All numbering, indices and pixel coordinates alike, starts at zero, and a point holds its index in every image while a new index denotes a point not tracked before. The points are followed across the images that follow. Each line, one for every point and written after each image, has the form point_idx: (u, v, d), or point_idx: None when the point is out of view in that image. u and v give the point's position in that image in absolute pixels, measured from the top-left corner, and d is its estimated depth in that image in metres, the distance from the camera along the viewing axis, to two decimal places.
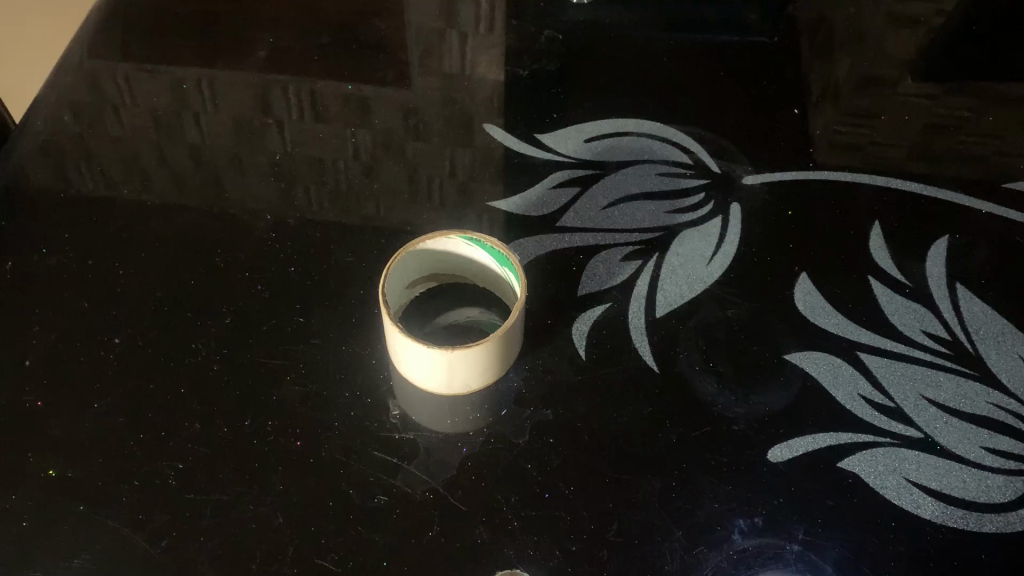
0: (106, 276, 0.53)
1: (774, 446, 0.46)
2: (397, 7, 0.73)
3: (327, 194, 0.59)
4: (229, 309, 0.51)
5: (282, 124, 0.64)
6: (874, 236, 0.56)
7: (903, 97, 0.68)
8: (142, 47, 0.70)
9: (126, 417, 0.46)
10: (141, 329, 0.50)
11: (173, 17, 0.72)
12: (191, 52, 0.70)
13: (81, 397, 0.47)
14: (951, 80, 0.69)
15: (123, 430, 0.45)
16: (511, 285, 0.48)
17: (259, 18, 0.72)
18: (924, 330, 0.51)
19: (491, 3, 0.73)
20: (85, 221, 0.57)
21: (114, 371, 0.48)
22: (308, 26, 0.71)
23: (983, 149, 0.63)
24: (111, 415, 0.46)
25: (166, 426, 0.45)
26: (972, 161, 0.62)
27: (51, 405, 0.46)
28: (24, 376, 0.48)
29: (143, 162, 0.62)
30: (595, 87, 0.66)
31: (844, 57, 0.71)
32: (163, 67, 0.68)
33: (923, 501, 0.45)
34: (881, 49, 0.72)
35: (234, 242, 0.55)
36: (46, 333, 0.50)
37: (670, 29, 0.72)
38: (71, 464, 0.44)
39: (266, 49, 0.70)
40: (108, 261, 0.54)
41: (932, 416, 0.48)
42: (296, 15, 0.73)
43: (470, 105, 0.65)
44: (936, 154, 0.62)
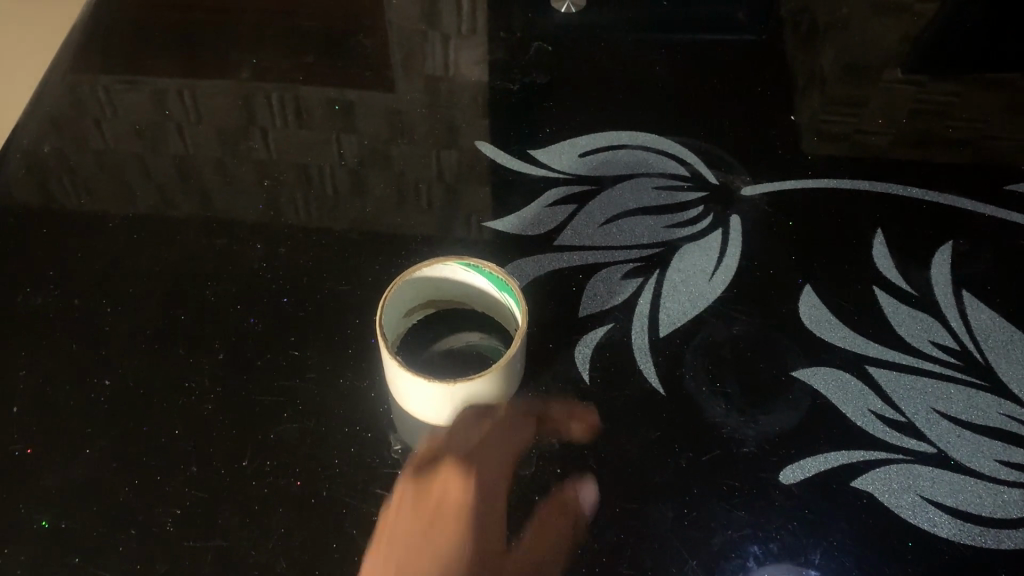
0: (93, 313, 0.52)
1: (784, 467, 0.45)
2: (379, 11, 0.72)
3: (316, 213, 0.57)
4: (222, 344, 0.50)
5: (265, 139, 0.63)
6: (878, 245, 0.55)
7: (886, 84, 0.67)
8: (122, 64, 0.68)
9: (120, 463, 0.45)
10: (132, 368, 0.49)
11: (150, 30, 0.71)
12: (167, 64, 0.68)
13: (74, 442, 0.45)
14: (944, 70, 0.68)
15: (117, 476, 0.44)
16: (511, 310, 0.47)
17: (236, 27, 0.71)
18: (933, 341, 0.50)
19: (473, 6, 0.72)
20: (69, 255, 0.55)
21: (105, 414, 0.47)
22: (288, 34, 0.70)
23: (968, 134, 0.63)
24: (104, 460, 0.45)
25: (162, 470, 0.44)
26: (968, 155, 0.61)
27: (42, 453, 0.45)
28: (12, 423, 0.46)
29: (123, 185, 0.60)
30: (585, 96, 0.65)
31: (837, 51, 0.70)
32: (139, 81, 0.67)
33: (939, 519, 0.44)
34: (876, 39, 0.70)
35: (224, 270, 0.54)
36: (33, 376, 0.48)
37: (658, 29, 0.70)
38: (65, 514, 0.43)
39: (247, 61, 0.68)
40: (95, 297, 0.53)
41: (944, 430, 0.47)
42: (278, 23, 0.71)
43: (460, 116, 0.63)
44: (926, 144, 0.62)
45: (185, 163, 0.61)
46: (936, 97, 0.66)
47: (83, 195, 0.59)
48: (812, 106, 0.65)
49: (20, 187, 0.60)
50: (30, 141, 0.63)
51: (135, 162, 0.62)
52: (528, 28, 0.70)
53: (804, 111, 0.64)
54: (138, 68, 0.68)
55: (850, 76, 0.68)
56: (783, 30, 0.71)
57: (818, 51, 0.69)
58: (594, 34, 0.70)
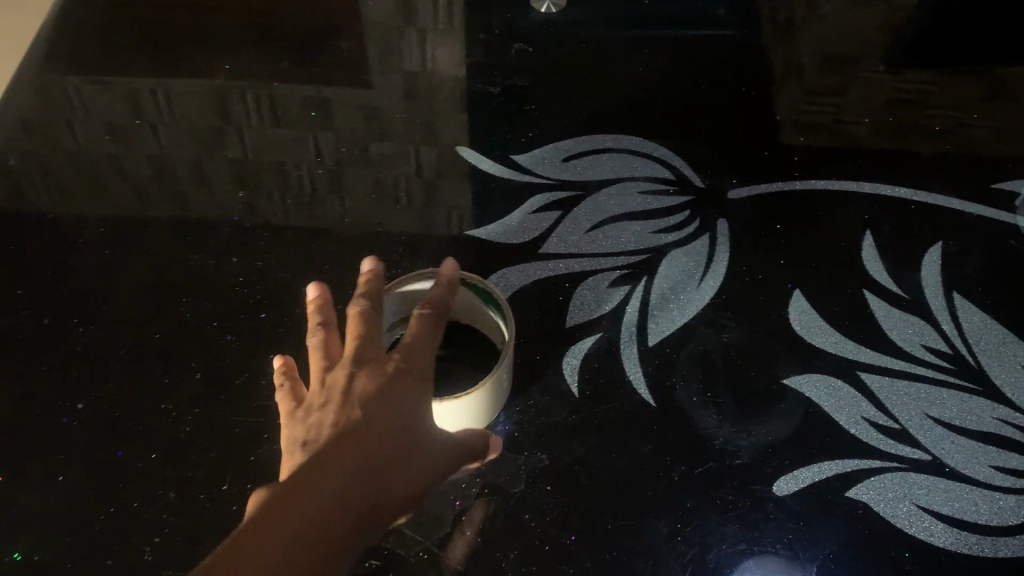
0: (65, 332, 0.50)
1: (778, 478, 0.44)
2: (355, 7, 0.70)
3: (294, 220, 0.56)
4: (199, 363, 0.48)
5: (239, 143, 0.61)
6: (867, 247, 0.54)
7: (863, 72, 0.66)
8: (92, 63, 0.66)
9: (96, 491, 0.44)
10: (106, 391, 0.47)
11: (117, 26, 0.68)
12: (135, 61, 0.66)
13: (48, 471, 0.44)
14: (929, 60, 0.67)
15: (93, 505, 0.43)
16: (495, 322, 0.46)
17: (207, 23, 0.69)
18: (925, 345, 0.50)
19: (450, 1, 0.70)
20: (39, 270, 0.54)
21: (80, 440, 0.46)
22: (260, 31, 0.68)
23: (943, 123, 0.62)
24: (80, 488, 0.44)
25: (140, 497, 0.43)
26: (944, 144, 0.61)
27: (15, 482, 0.44)
28: None
29: (93, 193, 0.58)
30: (566, 97, 0.64)
31: (823, 39, 0.68)
32: (107, 81, 0.65)
33: (936, 528, 0.43)
34: (863, 28, 0.69)
35: (200, 284, 0.52)
36: (4, 400, 0.47)
37: (639, 25, 0.69)
38: (40, 546, 0.42)
39: (220, 59, 0.66)
40: (66, 315, 0.51)
41: (939, 437, 0.46)
42: (250, 20, 0.69)
43: (439, 118, 0.62)
44: (902, 136, 0.61)
45: (157, 169, 0.60)
46: (925, 87, 0.65)
47: (52, 206, 0.58)
48: (799, 102, 0.63)
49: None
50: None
51: (105, 169, 0.60)
52: (507, 26, 0.68)
53: (790, 107, 0.63)
54: (108, 67, 0.65)
55: (838, 66, 0.66)
56: (768, 23, 0.69)
57: (804, 41, 0.68)
58: (574, 32, 0.68)
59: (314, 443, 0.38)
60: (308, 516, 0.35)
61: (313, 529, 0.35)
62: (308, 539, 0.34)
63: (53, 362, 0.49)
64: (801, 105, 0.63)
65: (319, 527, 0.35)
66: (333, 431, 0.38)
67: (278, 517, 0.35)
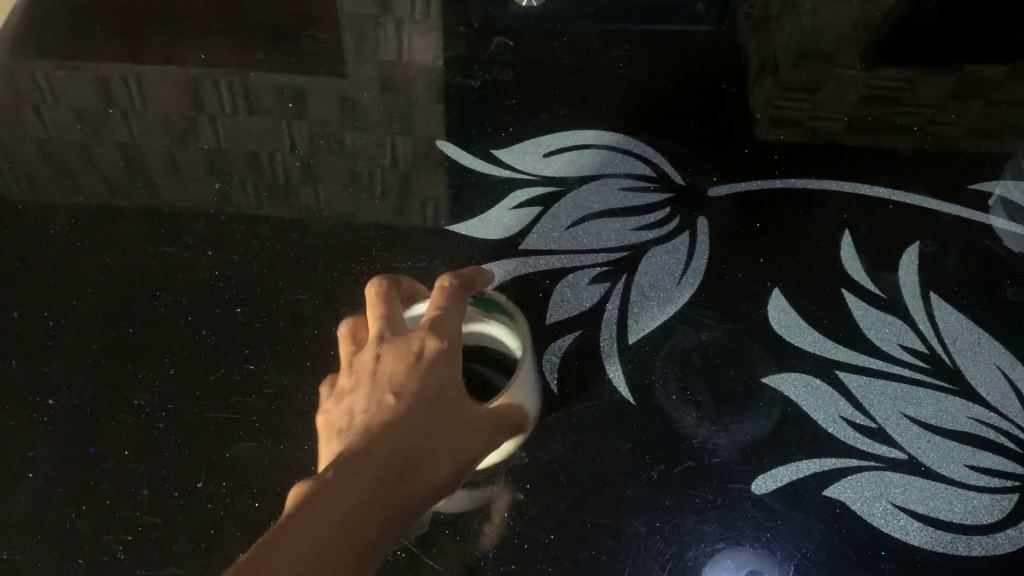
0: (34, 326, 0.49)
1: (756, 478, 0.44)
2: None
3: (270, 213, 0.55)
4: (173, 358, 0.48)
5: (214, 133, 0.60)
6: (846, 247, 0.55)
7: (839, 68, 0.66)
8: (62, 47, 0.64)
9: (67, 488, 0.43)
10: (77, 387, 0.47)
11: (88, 11, 0.67)
12: (106, 47, 0.64)
13: (18, 469, 0.44)
14: (909, 55, 0.66)
15: (63, 503, 0.42)
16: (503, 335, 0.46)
17: (180, 9, 0.67)
18: (902, 344, 0.50)
19: None
20: (7, 263, 0.53)
21: (50, 437, 0.45)
22: (235, 17, 0.67)
23: (917, 118, 0.63)
24: (50, 485, 0.43)
25: (112, 495, 0.43)
26: (917, 140, 0.61)
27: None
28: None
29: (62, 184, 0.57)
30: (546, 93, 0.63)
31: (804, 35, 0.68)
32: (77, 67, 0.63)
33: (912, 527, 0.43)
34: (842, 24, 0.69)
35: (174, 277, 0.52)
36: None
37: (619, 19, 0.69)
38: (8, 544, 0.41)
39: (193, 45, 0.65)
40: (35, 309, 0.50)
41: (915, 436, 0.46)
42: (225, 7, 0.68)
43: (417, 110, 0.61)
44: (878, 134, 0.61)
45: (130, 158, 0.59)
46: (904, 86, 0.65)
47: (22, 196, 0.57)
48: (780, 100, 0.63)
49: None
50: None
51: (77, 158, 0.59)
52: (486, 19, 0.68)
53: (770, 104, 0.63)
54: (79, 51, 0.64)
55: (818, 64, 0.66)
56: (747, 21, 0.70)
57: (785, 38, 0.68)
58: (554, 26, 0.68)
59: (346, 431, 0.38)
60: (347, 493, 0.34)
61: (347, 511, 0.34)
62: (348, 518, 0.34)
63: (23, 357, 0.48)
64: (782, 103, 0.63)
65: (358, 509, 0.34)
66: (365, 417, 0.38)
67: (315, 495, 0.34)
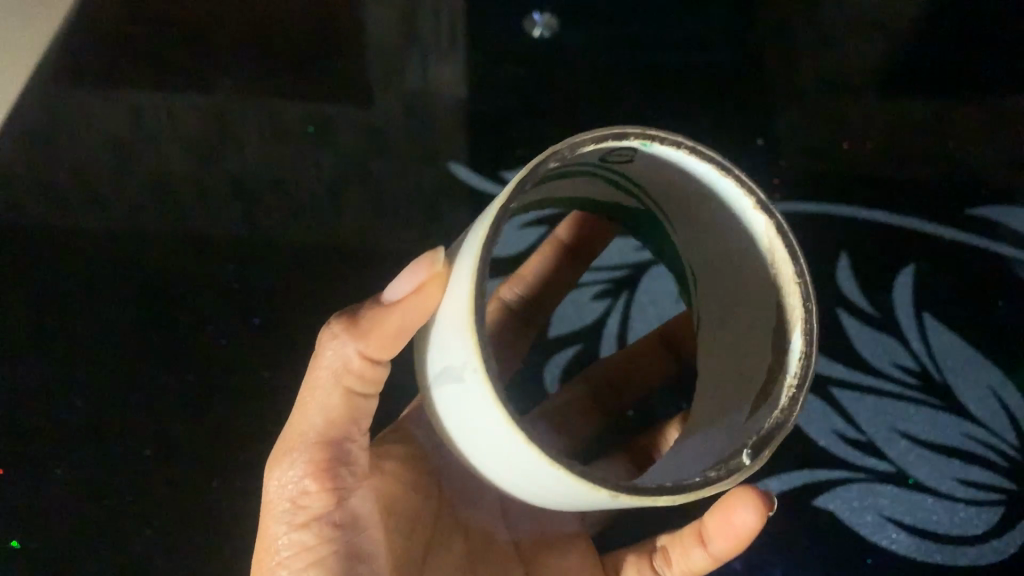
0: (86, 338, 0.56)
1: (768, 477, 0.49)
2: (352, 17, 0.69)
3: (297, 233, 0.59)
4: (195, 367, 0.54)
5: (241, 152, 0.63)
6: (843, 269, 0.57)
7: (853, 87, 0.66)
8: (99, 64, 0.67)
9: (103, 480, 0.51)
10: (118, 393, 0.53)
11: (123, 25, 0.69)
12: (142, 66, 0.67)
13: (92, 498, 0.50)
14: (924, 75, 0.67)
15: (101, 492, 0.50)
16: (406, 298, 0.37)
17: (210, 24, 0.69)
18: (894, 362, 0.53)
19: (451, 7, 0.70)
20: (58, 280, 0.58)
21: (95, 437, 0.52)
22: (263, 34, 0.69)
23: (924, 140, 0.64)
24: (91, 478, 0.51)
25: (139, 486, 0.50)
26: (923, 162, 0.62)
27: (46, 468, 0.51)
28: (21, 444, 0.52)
29: (102, 201, 0.61)
30: (560, 111, 0.64)
31: (821, 53, 0.68)
32: (114, 88, 0.66)
33: (899, 537, 0.47)
34: (855, 43, 0.69)
35: (207, 295, 0.56)
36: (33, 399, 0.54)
37: (638, 32, 0.69)
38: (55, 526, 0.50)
39: (217, 70, 0.67)
40: (85, 324, 0.56)
41: (904, 450, 0.50)
42: (253, 22, 0.69)
43: (436, 132, 0.64)
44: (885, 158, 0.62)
45: (159, 185, 0.61)
46: (913, 107, 0.65)
47: (60, 226, 0.60)
48: (793, 123, 0.64)
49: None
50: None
51: (108, 186, 0.62)
52: (502, 39, 0.68)
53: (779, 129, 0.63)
54: (117, 71, 0.67)
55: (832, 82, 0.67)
56: (767, 31, 0.69)
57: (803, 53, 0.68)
58: (574, 41, 0.68)
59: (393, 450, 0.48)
60: None
61: None
62: None
63: (81, 390, 0.54)
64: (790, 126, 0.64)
65: None
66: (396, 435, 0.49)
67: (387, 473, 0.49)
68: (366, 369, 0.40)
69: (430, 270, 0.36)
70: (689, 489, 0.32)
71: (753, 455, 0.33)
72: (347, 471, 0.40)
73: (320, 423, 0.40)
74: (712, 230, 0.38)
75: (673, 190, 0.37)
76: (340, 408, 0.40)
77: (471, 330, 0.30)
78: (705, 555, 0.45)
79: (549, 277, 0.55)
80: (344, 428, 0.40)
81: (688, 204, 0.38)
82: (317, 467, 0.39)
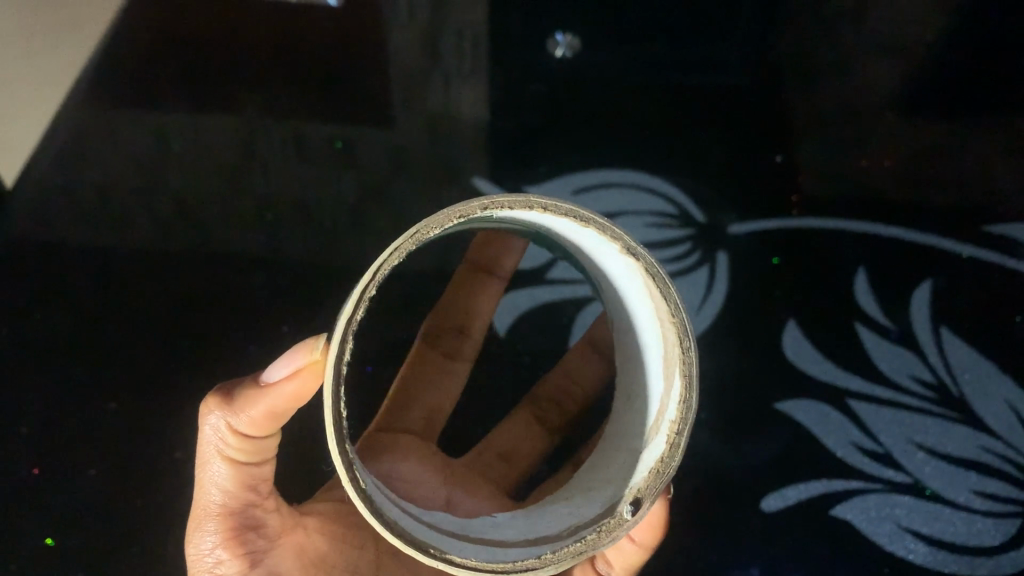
0: (123, 350, 0.58)
1: (767, 495, 0.51)
2: (374, 22, 0.69)
3: (325, 250, 0.61)
4: (224, 376, 0.57)
5: (268, 169, 0.64)
6: (860, 283, 0.58)
7: (874, 104, 0.67)
8: (123, 78, 0.68)
9: (141, 481, 0.54)
10: (149, 399, 0.56)
11: (144, 38, 0.69)
12: (166, 80, 0.68)
13: (147, 506, 0.54)
14: (946, 91, 0.67)
15: (135, 493, 0.54)
16: (281, 384, 0.39)
17: (231, 36, 0.69)
18: (913, 376, 0.55)
19: (473, 18, 0.69)
20: (93, 295, 0.60)
21: (129, 441, 0.55)
22: (284, 45, 0.69)
23: (944, 158, 0.65)
24: (127, 481, 0.54)
25: (171, 488, 0.54)
26: (944, 180, 0.63)
27: (88, 469, 0.55)
28: (66, 452, 0.55)
29: (132, 217, 0.63)
30: (581, 130, 0.66)
31: (845, 69, 0.68)
32: (139, 104, 0.67)
33: (915, 546, 0.51)
34: (879, 53, 0.69)
35: (237, 308, 0.59)
36: (74, 409, 0.56)
37: (659, 47, 0.69)
38: (97, 524, 0.54)
39: (245, 84, 0.67)
40: (122, 336, 0.59)
41: (921, 462, 0.53)
42: (274, 32, 0.69)
43: (460, 152, 0.65)
44: (907, 176, 0.63)
45: (188, 199, 0.63)
46: (934, 125, 0.66)
47: (96, 242, 0.62)
48: (813, 143, 0.65)
49: (31, 239, 0.62)
50: (32, 181, 0.64)
51: (139, 201, 0.63)
52: (524, 53, 0.69)
53: (800, 149, 0.65)
54: (141, 85, 0.68)
55: (852, 99, 0.67)
56: (789, 45, 0.69)
57: (827, 71, 0.68)
58: (595, 58, 0.69)
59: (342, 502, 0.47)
60: None
61: None
62: None
63: (125, 404, 0.56)
64: (810, 145, 0.65)
65: None
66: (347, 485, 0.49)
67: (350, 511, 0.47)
68: (247, 445, 0.41)
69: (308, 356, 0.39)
70: (572, 552, 0.36)
71: (635, 502, 0.37)
72: (257, 534, 0.41)
73: (217, 495, 0.41)
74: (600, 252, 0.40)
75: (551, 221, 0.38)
76: (231, 480, 0.41)
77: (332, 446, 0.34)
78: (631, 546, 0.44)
79: (471, 307, 0.57)
80: (244, 498, 0.41)
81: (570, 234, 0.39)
82: (224, 536, 0.41)
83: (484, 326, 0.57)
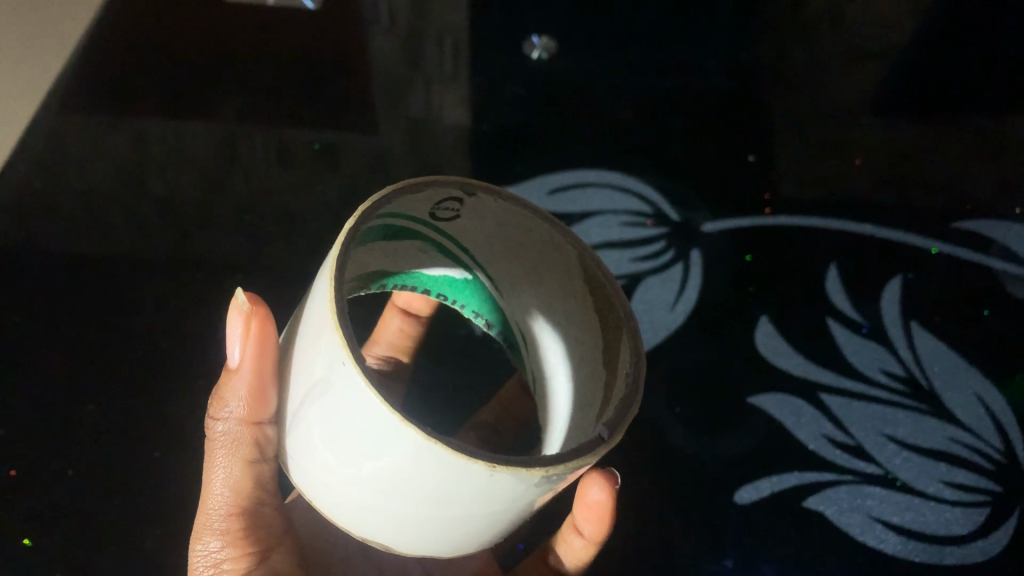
0: (96, 346, 0.57)
1: (742, 488, 0.51)
2: (359, 47, 0.72)
3: (304, 249, 0.61)
4: (200, 371, 0.56)
5: (249, 174, 0.64)
6: (831, 279, 0.60)
7: (842, 111, 0.69)
8: (109, 90, 0.69)
9: (106, 478, 0.52)
10: (120, 395, 0.55)
11: (132, 57, 0.71)
12: (150, 90, 0.69)
13: (124, 508, 0.51)
14: (909, 101, 0.70)
15: (98, 489, 0.51)
16: (249, 358, 0.37)
17: (218, 55, 0.71)
18: (883, 369, 0.56)
19: (454, 42, 0.72)
20: (66, 292, 0.59)
21: (97, 435, 0.53)
22: (270, 63, 0.71)
23: (910, 159, 0.66)
24: (89, 474, 0.52)
25: (137, 484, 0.52)
26: (910, 181, 0.65)
27: (47, 463, 0.52)
28: (27, 447, 0.53)
29: (109, 218, 0.62)
30: (559, 131, 0.67)
31: (812, 81, 0.71)
32: (121, 111, 0.68)
33: (887, 536, 0.50)
34: (843, 71, 0.72)
35: (213, 306, 0.58)
36: (42, 403, 0.54)
37: (633, 62, 0.72)
38: (53, 521, 0.50)
39: (233, 97, 0.68)
40: (92, 332, 0.57)
41: (892, 453, 0.53)
42: (260, 52, 0.71)
43: (439, 150, 0.65)
44: (874, 179, 0.65)
45: (167, 202, 0.63)
46: (899, 130, 0.68)
47: (73, 244, 0.61)
48: (784, 145, 0.66)
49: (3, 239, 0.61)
50: (9, 181, 0.64)
51: (118, 203, 0.63)
52: (503, 66, 0.71)
53: (771, 150, 0.66)
54: (125, 95, 0.68)
55: (820, 106, 0.69)
56: (757, 61, 0.72)
57: (794, 82, 0.71)
58: (572, 70, 0.71)
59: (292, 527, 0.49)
60: None
61: None
62: None
63: (95, 399, 0.55)
64: (781, 147, 0.66)
65: None
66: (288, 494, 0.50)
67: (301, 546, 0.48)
68: (251, 449, 0.39)
69: (258, 321, 0.37)
70: (567, 463, 0.30)
71: (609, 429, 0.33)
72: (263, 537, 0.42)
73: (225, 496, 0.40)
74: (541, 256, 0.41)
75: (507, 232, 0.40)
76: (242, 481, 0.40)
77: (339, 331, 0.29)
78: (583, 543, 0.46)
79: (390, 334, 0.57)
80: (252, 497, 0.41)
81: (518, 238, 0.40)
82: (234, 536, 0.41)
83: (410, 351, 0.57)
